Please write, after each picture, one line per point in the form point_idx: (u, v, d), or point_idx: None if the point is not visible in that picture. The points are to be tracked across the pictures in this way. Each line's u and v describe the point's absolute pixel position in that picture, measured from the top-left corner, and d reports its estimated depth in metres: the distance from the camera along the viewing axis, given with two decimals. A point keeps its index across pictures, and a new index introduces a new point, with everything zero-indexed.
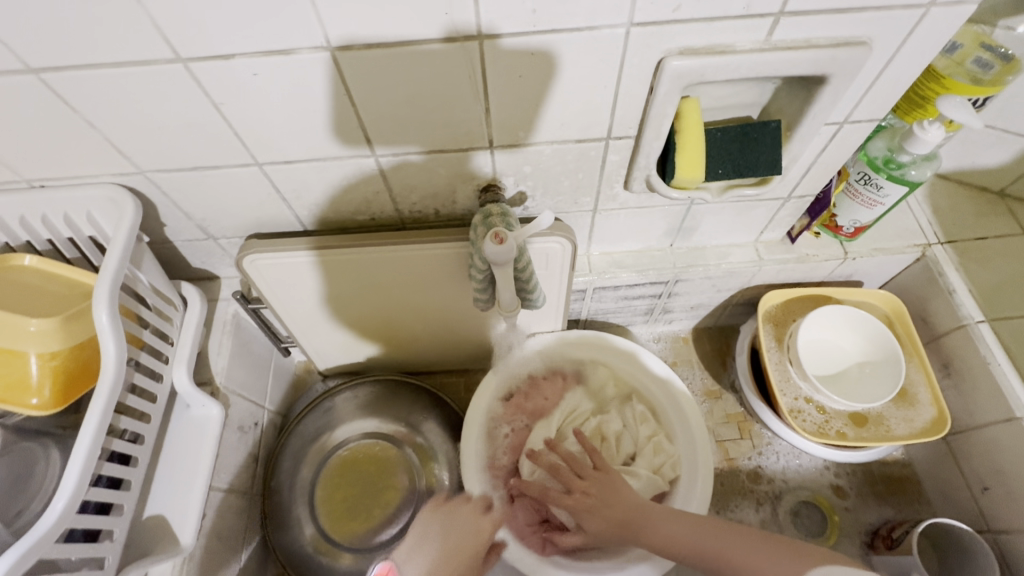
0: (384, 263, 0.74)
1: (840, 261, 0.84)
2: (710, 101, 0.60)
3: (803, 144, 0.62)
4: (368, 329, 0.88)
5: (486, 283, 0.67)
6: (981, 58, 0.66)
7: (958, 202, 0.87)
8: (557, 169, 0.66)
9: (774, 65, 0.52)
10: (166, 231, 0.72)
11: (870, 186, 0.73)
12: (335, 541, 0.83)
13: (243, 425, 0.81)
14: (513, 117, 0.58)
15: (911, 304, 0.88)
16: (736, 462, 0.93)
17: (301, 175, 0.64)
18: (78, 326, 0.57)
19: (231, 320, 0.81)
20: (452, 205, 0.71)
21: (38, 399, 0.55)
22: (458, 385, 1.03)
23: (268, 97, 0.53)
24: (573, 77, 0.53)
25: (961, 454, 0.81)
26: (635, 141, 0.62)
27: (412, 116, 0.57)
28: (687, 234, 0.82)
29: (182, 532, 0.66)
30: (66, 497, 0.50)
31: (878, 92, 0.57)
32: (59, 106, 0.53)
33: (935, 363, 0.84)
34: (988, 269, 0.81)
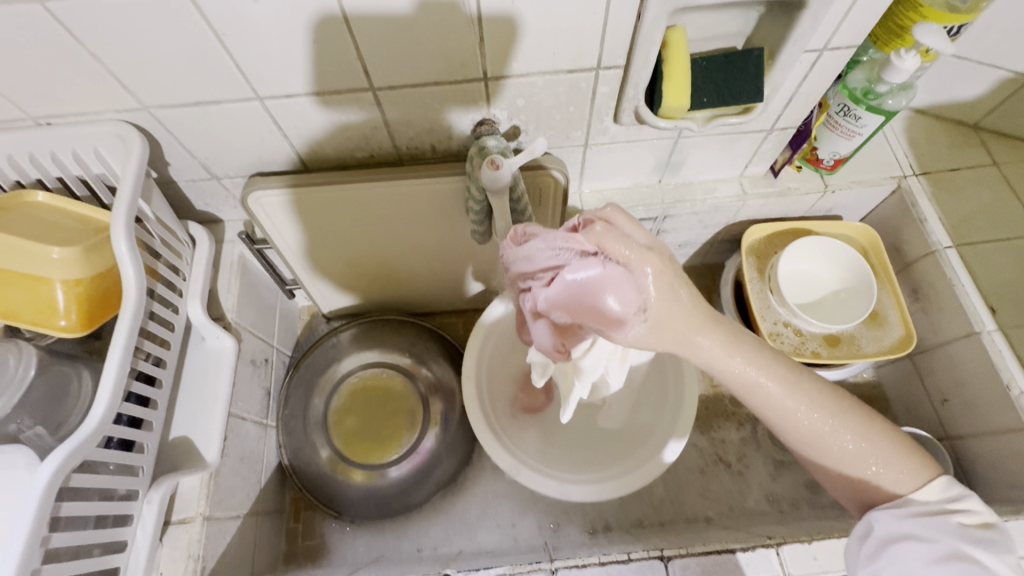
0: (385, 197, 0.76)
1: (819, 194, 0.88)
2: (696, 30, 0.63)
3: (785, 72, 0.64)
4: (370, 268, 0.92)
5: (483, 214, 0.70)
6: None
7: (934, 135, 0.90)
8: (549, 102, 0.69)
9: None
10: (171, 170, 0.75)
11: (849, 118, 0.77)
12: (349, 462, 0.89)
13: (254, 359, 0.86)
14: (508, 45, 0.60)
15: (886, 236, 0.92)
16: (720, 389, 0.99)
17: (302, 110, 0.66)
18: (98, 255, 0.60)
19: (238, 260, 0.84)
20: (448, 140, 0.74)
21: (66, 322, 0.59)
22: (457, 324, 1.07)
23: (269, 26, 0.55)
24: (563, 4, 0.56)
25: (925, 371, 0.87)
26: (624, 71, 0.65)
27: (407, 46, 0.59)
28: (675, 168, 0.85)
29: (206, 450, 0.71)
30: (105, 404, 0.54)
31: (856, 18, 0.60)
32: (63, 36, 0.54)
33: (906, 289, 0.90)
34: (958, 198, 0.86)
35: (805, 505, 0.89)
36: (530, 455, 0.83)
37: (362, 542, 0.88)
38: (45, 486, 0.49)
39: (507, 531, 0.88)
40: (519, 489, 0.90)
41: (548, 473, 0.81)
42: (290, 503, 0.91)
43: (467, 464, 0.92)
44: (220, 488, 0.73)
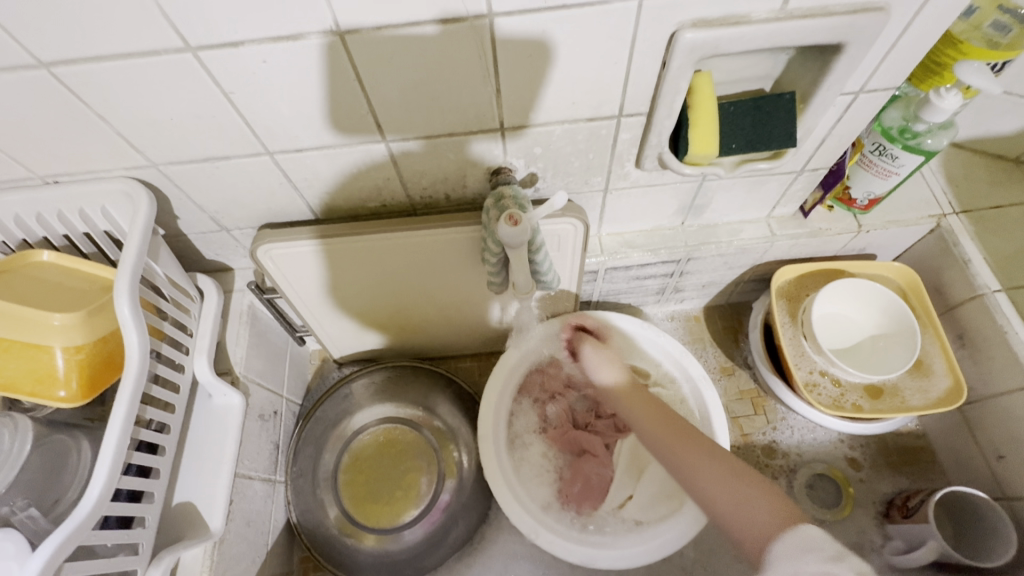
0: (397, 249, 0.74)
1: (853, 235, 0.83)
2: (722, 75, 0.60)
3: (818, 115, 0.61)
4: (384, 316, 0.89)
5: (500, 266, 0.67)
6: (1000, 21, 0.63)
7: (974, 170, 0.86)
8: (568, 150, 0.66)
9: (790, 34, 0.51)
10: (179, 223, 0.73)
11: (886, 157, 0.72)
12: (359, 522, 0.85)
13: (263, 413, 0.83)
14: (525, 96, 0.57)
15: (926, 276, 0.87)
16: (751, 438, 0.93)
17: (312, 164, 0.64)
18: (101, 319, 0.58)
19: (247, 311, 0.82)
20: (463, 189, 0.71)
21: (66, 391, 0.56)
22: (472, 369, 1.03)
23: (278, 83, 0.53)
24: (584, 56, 0.53)
25: (976, 422, 0.81)
26: (647, 118, 0.62)
27: (421, 101, 0.57)
28: (700, 211, 0.81)
29: (210, 517, 0.67)
30: (101, 484, 0.51)
31: (895, 60, 0.56)
32: (71, 100, 0.53)
33: (950, 334, 0.84)
34: (1004, 237, 0.80)
35: None
36: (550, 516, 0.78)
37: None
38: None
39: None
40: (539, 550, 0.84)
41: (569, 536, 0.76)
42: (299, 564, 0.87)
43: (483, 522, 0.87)
44: (224, 558, 0.69)
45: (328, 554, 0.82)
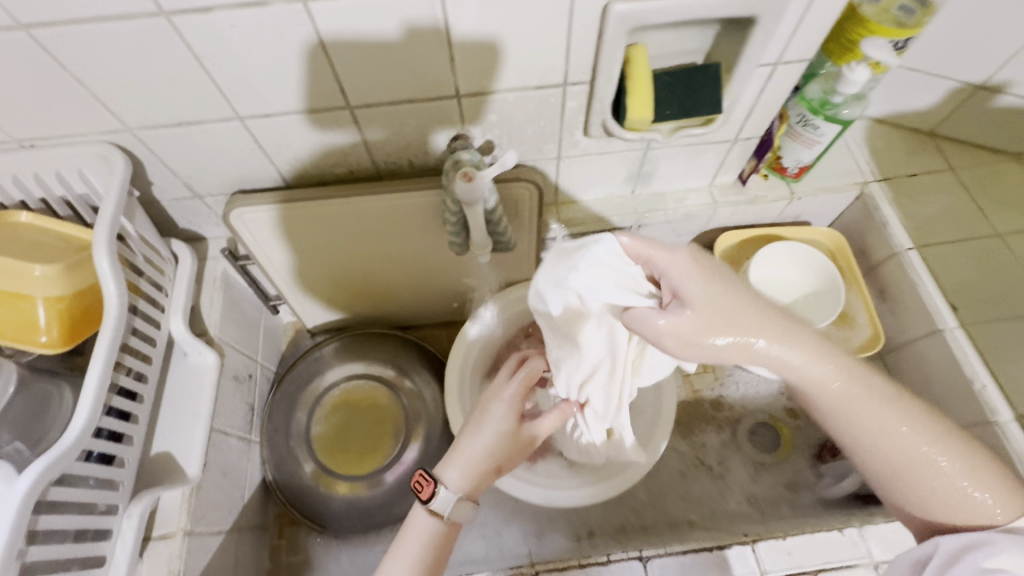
0: (365, 211, 0.78)
1: (787, 201, 0.91)
2: (656, 48, 0.66)
3: (741, 85, 0.68)
4: (355, 283, 0.94)
5: (459, 227, 0.73)
6: (904, 5, 0.73)
7: (894, 143, 0.94)
8: (520, 118, 0.72)
9: (709, 7, 0.58)
10: (153, 190, 0.76)
11: (809, 127, 0.80)
12: (334, 474, 0.90)
13: (237, 374, 0.87)
14: (478, 63, 0.63)
15: (853, 240, 0.96)
16: (700, 394, 1.00)
17: (281, 129, 0.68)
18: (80, 272, 0.62)
19: (220, 277, 0.86)
20: (425, 156, 0.76)
21: (47, 338, 0.60)
22: (441, 336, 1.09)
23: (247, 47, 0.57)
24: (529, 26, 0.59)
25: (895, 369, 0.90)
26: (590, 87, 0.68)
27: (380, 67, 0.61)
28: (647, 179, 0.88)
29: (187, 465, 0.72)
30: (86, 414, 0.55)
31: (805, 34, 0.63)
32: (48, 62, 0.56)
33: (873, 291, 0.93)
34: (917, 202, 0.89)
35: (783, 505, 0.91)
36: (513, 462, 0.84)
37: (346, 556, 0.88)
38: (22, 498, 0.49)
39: (492, 541, 0.89)
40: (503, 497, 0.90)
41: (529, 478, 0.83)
42: (275, 519, 0.91)
43: None
44: (202, 503, 0.73)
45: (303, 505, 0.87)
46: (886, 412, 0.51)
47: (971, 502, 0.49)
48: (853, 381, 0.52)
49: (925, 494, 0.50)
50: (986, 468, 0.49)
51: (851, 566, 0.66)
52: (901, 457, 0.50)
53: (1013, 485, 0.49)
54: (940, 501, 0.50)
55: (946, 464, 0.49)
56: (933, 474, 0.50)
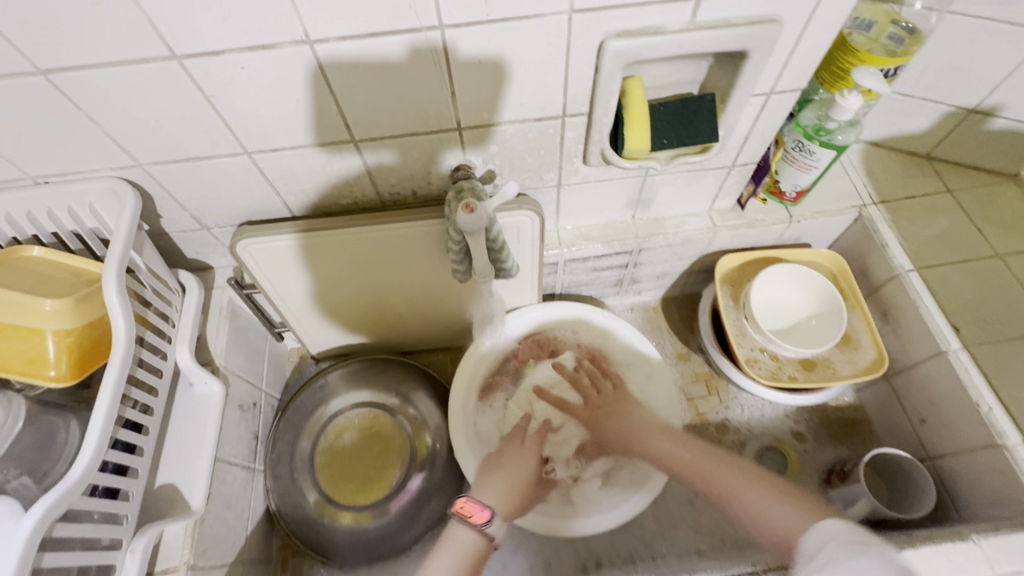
0: (369, 241, 0.80)
1: (786, 224, 0.92)
2: (651, 80, 0.68)
3: (736, 114, 0.69)
4: (360, 310, 0.95)
5: (462, 256, 0.74)
6: (893, 33, 0.75)
7: (890, 166, 0.96)
8: (521, 148, 0.73)
9: (701, 42, 0.59)
10: (162, 222, 0.78)
11: (805, 152, 0.81)
12: (338, 504, 0.89)
13: (242, 403, 0.87)
14: (478, 98, 0.64)
15: (854, 262, 0.96)
16: (705, 417, 1.00)
17: (287, 163, 0.70)
18: (89, 305, 0.63)
19: (227, 306, 0.87)
20: (428, 186, 0.78)
21: (56, 372, 0.61)
22: (445, 362, 1.09)
23: (255, 87, 0.59)
24: (528, 62, 0.61)
25: (901, 391, 0.89)
26: (588, 118, 0.69)
27: (384, 103, 0.63)
28: (647, 204, 0.89)
29: (192, 496, 0.72)
30: (91, 452, 0.55)
31: (796, 65, 0.65)
32: (64, 104, 0.58)
33: (876, 312, 0.93)
34: (915, 224, 0.90)
35: None
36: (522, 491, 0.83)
37: None
38: (27, 537, 0.49)
39: (497, 571, 0.88)
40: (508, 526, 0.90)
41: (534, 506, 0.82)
42: (278, 551, 0.90)
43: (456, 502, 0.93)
44: (205, 536, 0.73)
45: (307, 537, 0.86)
46: (727, 469, 0.72)
47: (777, 528, 0.65)
48: (699, 451, 0.77)
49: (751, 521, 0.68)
50: (804, 504, 0.65)
51: None
52: (733, 488, 0.71)
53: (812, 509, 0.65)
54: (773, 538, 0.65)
55: (754, 501, 0.68)
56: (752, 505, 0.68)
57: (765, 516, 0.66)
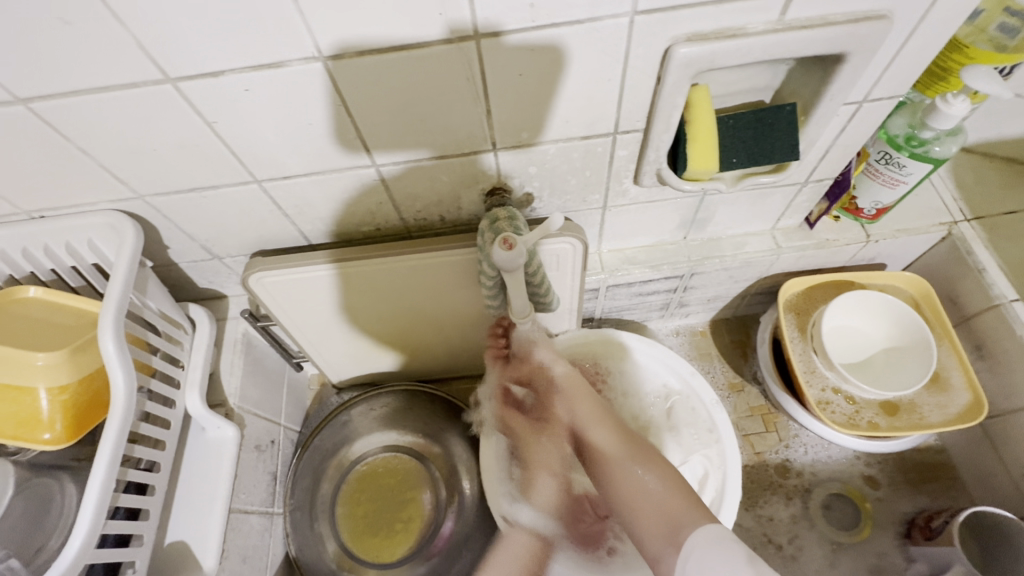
0: (392, 272, 0.72)
1: (862, 245, 0.81)
2: (719, 88, 0.58)
3: (820, 127, 0.59)
4: (382, 339, 0.87)
5: (496, 290, 0.65)
6: (1006, 23, 0.61)
7: (984, 175, 0.83)
8: (563, 169, 0.64)
9: (789, 45, 0.49)
10: (169, 253, 0.71)
11: (892, 166, 0.70)
12: (358, 557, 0.82)
13: (259, 444, 0.81)
14: (515, 115, 0.55)
15: (939, 286, 0.84)
16: (764, 457, 0.90)
17: (301, 190, 0.62)
18: (86, 357, 0.57)
19: (242, 338, 0.80)
20: (458, 211, 0.69)
21: (51, 434, 0.55)
22: (473, 391, 1.01)
23: (261, 110, 0.51)
24: (574, 75, 0.51)
25: (998, 437, 0.78)
26: (644, 134, 0.60)
27: (408, 125, 0.55)
28: (702, 225, 0.79)
29: (204, 556, 0.66)
30: (83, 534, 0.50)
31: (900, 69, 0.54)
32: (50, 134, 0.52)
33: (967, 345, 0.81)
34: (1017, 244, 0.78)
35: None
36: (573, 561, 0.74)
37: None
38: None
39: None
40: None
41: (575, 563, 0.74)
42: None
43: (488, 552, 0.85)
44: None
45: None
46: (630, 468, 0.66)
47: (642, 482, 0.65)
48: (616, 434, 0.70)
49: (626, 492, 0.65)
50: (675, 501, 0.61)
51: None
52: (634, 494, 0.64)
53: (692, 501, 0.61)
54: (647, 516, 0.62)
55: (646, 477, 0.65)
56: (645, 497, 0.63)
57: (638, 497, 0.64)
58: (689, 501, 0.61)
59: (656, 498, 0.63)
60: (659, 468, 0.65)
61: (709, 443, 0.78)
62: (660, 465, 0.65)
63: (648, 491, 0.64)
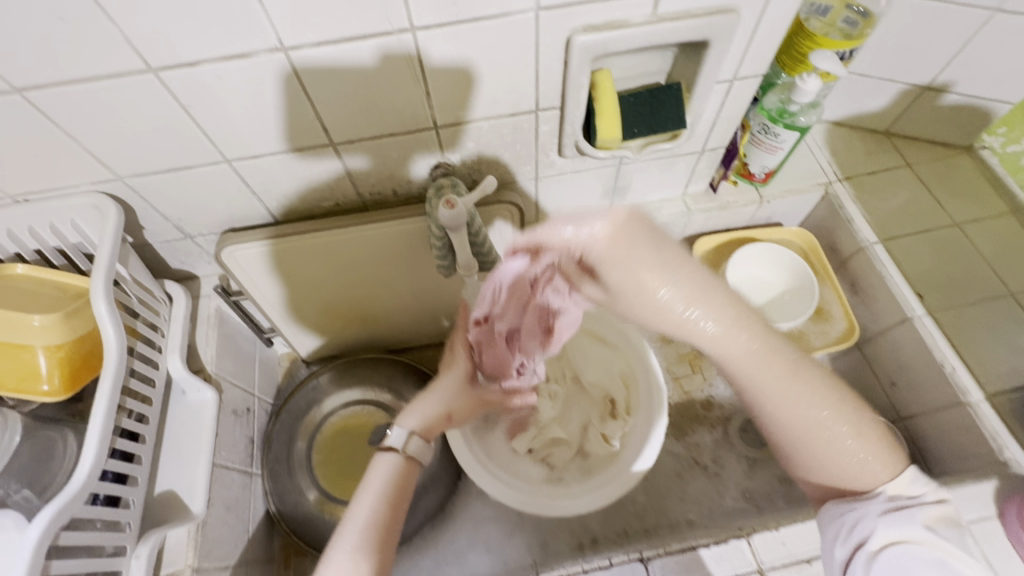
0: (352, 242, 0.81)
1: (757, 205, 0.96)
2: (620, 71, 0.70)
3: (702, 101, 0.72)
4: (347, 310, 0.96)
5: (445, 250, 0.76)
6: (848, 17, 0.78)
7: (852, 144, 1.00)
8: (497, 144, 0.75)
9: (663, 34, 0.62)
10: (145, 234, 0.78)
11: (770, 135, 0.84)
12: (337, 500, 0.92)
13: (236, 409, 0.88)
14: (452, 97, 0.66)
15: (823, 238, 1.00)
16: (691, 394, 1.03)
17: (268, 168, 0.71)
18: (77, 320, 0.64)
19: (215, 313, 0.88)
20: (408, 185, 0.79)
21: (49, 386, 0.62)
22: (435, 357, 1.11)
23: (232, 95, 0.60)
24: (496, 61, 0.63)
25: (872, 359, 0.93)
26: (560, 111, 0.72)
27: (360, 107, 0.65)
28: (623, 192, 0.92)
29: (192, 501, 0.73)
30: (91, 461, 0.56)
31: (756, 52, 0.68)
32: (41, 121, 0.59)
33: (846, 285, 0.97)
34: (878, 198, 0.94)
35: (778, 497, 0.94)
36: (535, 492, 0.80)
37: None
38: (35, 546, 0.50)
39: (497, 555, 0.91)
40: (506, 512, 0.93)
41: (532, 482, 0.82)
42: (280, 551, 0.93)
43: (453, 491, 0.95)
44: (206, 542, 0.73)
45: (309, 532, 0.90)
46: (823, 412, 0.53)
47: (843, 446, 0.53)
48: (760, 351, 0.53)
49: (820, 455, 0.55)
50: (870, 431, 0.54)
51: None
52: (808, 431, 0.54)
53: (884, 444, 0.55)
54: (839, 468, 0.55)
55: (848, 437, 0.53)
56: (829, 440, 0.53)
57: (829, 443, 0.54)
58: (879, 441, 0.54)
59: (849, 454, 0.54)
60: (847, 407, 0.53)
61: (635, 375, 0.86)
62: (845, 408, 0.54)
63: (834, 443, 0.53)
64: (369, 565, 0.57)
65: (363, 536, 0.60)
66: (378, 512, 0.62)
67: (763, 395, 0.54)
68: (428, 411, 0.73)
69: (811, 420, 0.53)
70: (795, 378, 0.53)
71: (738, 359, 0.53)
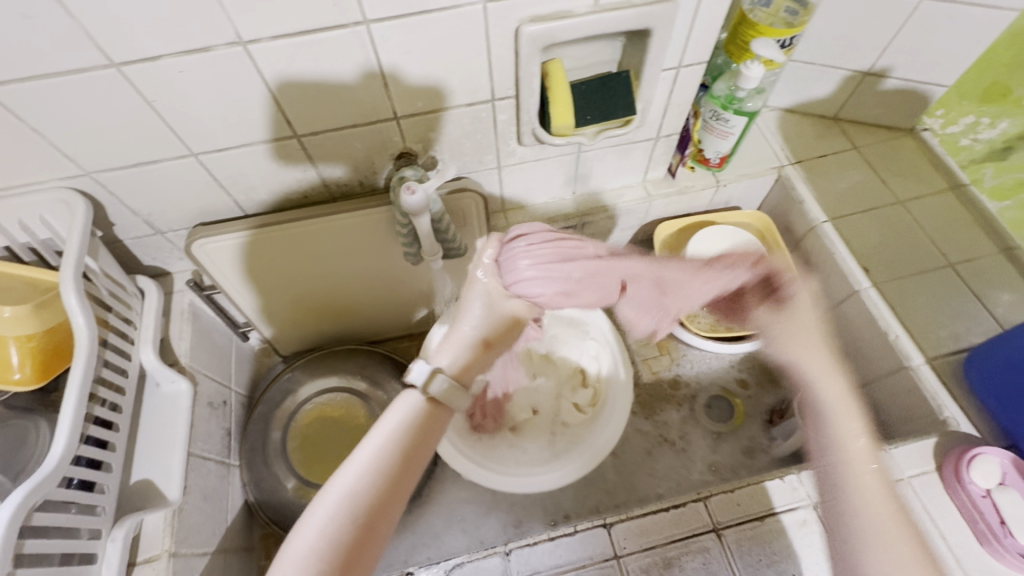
0: (321, 232, 0.84)
1: (714, 189, 1.00)
2: (571, 61, 0.74)
3: (650, 88, 0.76)
4: (320, 302, 0.98)
5: (410, 237, 0.79)
6: (790, 7, 0.82)
7: (803, 129, 1.04)
8: (458, 133, 0.78)
9: (607, 23, 0.66)
10: (115, 229, 0.80)
11: (721, 121, 0.88)
12: (314, 485, 0.94)
13: (212, 401, 0.90)
14: (410, 88, 0.69)
15: (779, 220, 1.05)
16: (659, 374, 1.06)
17: (234, 161, 0.73)
18: (48, 312, 0.65)
19: (188, 308, 0.90)
20: (374, 176, 0.82)
21: (21, 375, 0.64)
22: (410, 347, 1.14)
23: (194, 89, 0.62)
24: (450, 52, 0.66)
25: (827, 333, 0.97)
26: (516, 100, 0.75)
27: (320, 98, 0.67)
28: (584, 179, 0.95)
29: (168, 488, 0.75)
30: (63, 444, 0.57)
31: (697, 40, 0.72)
32: (6, 118, 0.61)
33: (801, 263, 1.01)
34: (828, 180, 0.99)
35: (741, 469, 0.98)
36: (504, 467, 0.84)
37: None
38: (7, 524, 0.52)
39: (473, 535, 0.93)
40: (481, 493, 0.96)
41: (514, 474, 0.85)
42: (260, 540, 0.94)
43: (429, 476, 0.98)
44: (183, 528, 0.75)
45: (287, 518, 0.91)
46: (875, 489, 0.57)
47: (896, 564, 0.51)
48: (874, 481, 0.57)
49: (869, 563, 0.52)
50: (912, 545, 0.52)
51: (793, 509, 0.70)
52: (879, 511, 0.55)
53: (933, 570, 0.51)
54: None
55: (884, 491, 0.56)
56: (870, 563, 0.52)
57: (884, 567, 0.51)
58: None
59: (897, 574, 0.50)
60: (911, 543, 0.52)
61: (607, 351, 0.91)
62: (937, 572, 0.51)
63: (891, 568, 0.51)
64: (367, 513, 0.49)
65: (364, 485, 0.50)
66: (388, 463, 0.52)
67: (845, 487, 0.58)
68: (463, 347, 0.62)
69: (857, 501, 0.57)
70: (867, 463, 0.59)
71: (866, 497, 0.56)
